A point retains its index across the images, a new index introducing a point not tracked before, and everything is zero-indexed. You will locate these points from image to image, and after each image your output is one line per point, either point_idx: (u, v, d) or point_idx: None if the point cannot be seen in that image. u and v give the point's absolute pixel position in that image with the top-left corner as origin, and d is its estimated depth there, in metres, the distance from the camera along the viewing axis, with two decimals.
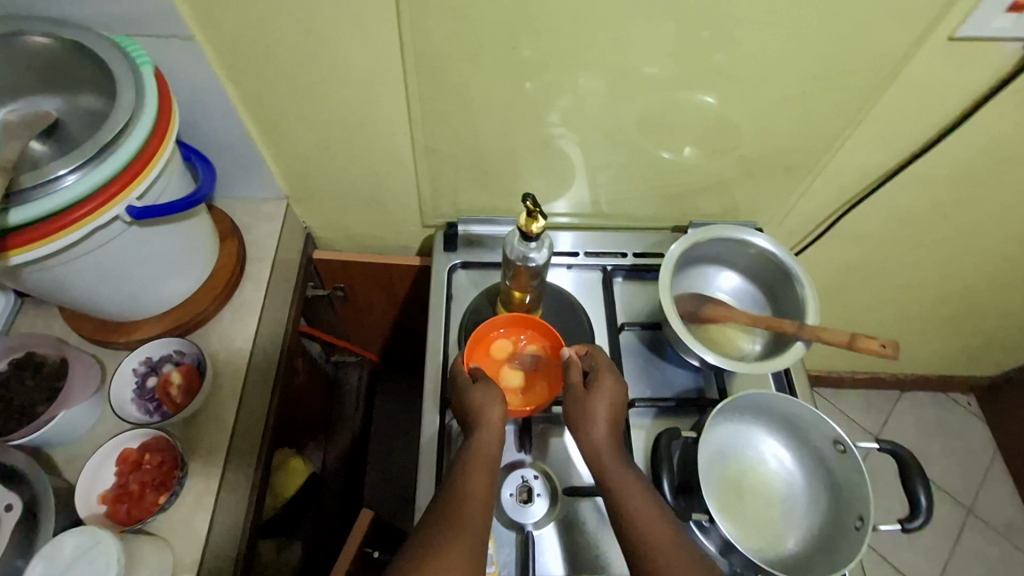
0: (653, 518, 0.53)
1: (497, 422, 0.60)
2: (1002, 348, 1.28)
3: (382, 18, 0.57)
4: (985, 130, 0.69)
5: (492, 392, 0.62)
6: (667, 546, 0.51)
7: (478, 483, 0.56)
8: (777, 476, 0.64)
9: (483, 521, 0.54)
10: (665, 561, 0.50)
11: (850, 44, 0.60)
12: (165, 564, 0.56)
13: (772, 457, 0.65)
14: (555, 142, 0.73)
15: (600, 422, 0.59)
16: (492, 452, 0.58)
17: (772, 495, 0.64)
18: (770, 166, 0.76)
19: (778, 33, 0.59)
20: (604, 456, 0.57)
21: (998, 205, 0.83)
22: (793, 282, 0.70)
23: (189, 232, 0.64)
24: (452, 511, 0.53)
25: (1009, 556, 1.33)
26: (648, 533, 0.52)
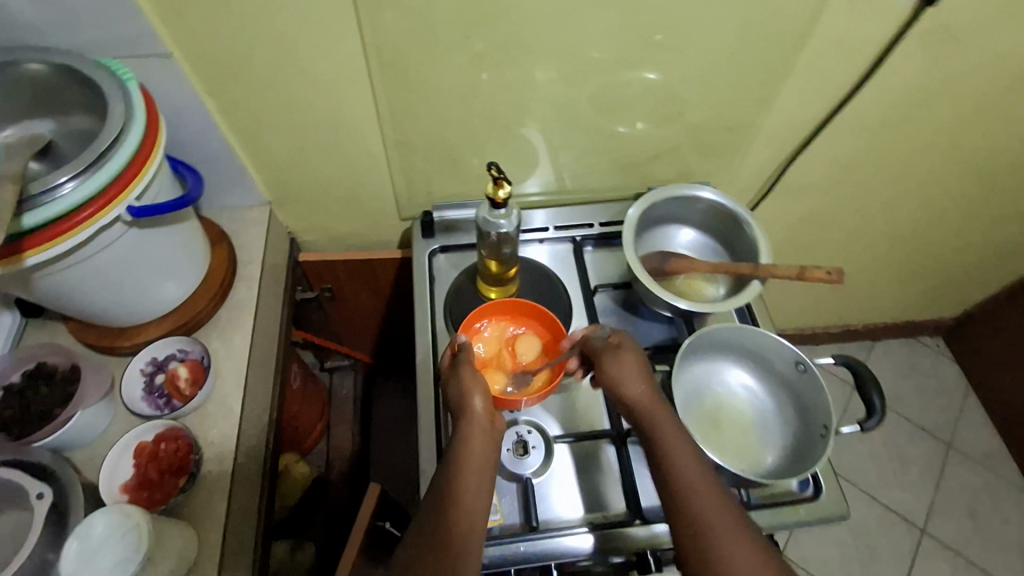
0: (679, 458, 0.57)
1: (484, 413, 0.62)
2: (961, 287, 1.36)
3: (343, 23, 0.63)
4: (899, 78, 0.77)
5: (473, 382, 0.63)
6: (695, 485, 0.55)
7: (470, 473, 0.58)
8: (745, 400, 0.70)
9: (483, 508, 0.57)
10: (693, 499, 0.54)
11: (772, 11, 0.66)
12: (190, 542, 0.60)
13: (739, 384, 0.71)
14: (517, 126, 0.79)
15: (625, 376, 0.62)
16: (481, 442, 0.60)
17: (749, 420, 0.69)
18: (716, 131, 0.83)
19: (705, 8, 0.66)
20: (637, 406, 0.61)
21: (927, 147, 0.91)
22: (742, 226, 0.76)
23: (183, 236, 0.68)
24: (447, 501, 0.56)
25: (990, 483, 1.40)
26: (677, 473, 0.56)
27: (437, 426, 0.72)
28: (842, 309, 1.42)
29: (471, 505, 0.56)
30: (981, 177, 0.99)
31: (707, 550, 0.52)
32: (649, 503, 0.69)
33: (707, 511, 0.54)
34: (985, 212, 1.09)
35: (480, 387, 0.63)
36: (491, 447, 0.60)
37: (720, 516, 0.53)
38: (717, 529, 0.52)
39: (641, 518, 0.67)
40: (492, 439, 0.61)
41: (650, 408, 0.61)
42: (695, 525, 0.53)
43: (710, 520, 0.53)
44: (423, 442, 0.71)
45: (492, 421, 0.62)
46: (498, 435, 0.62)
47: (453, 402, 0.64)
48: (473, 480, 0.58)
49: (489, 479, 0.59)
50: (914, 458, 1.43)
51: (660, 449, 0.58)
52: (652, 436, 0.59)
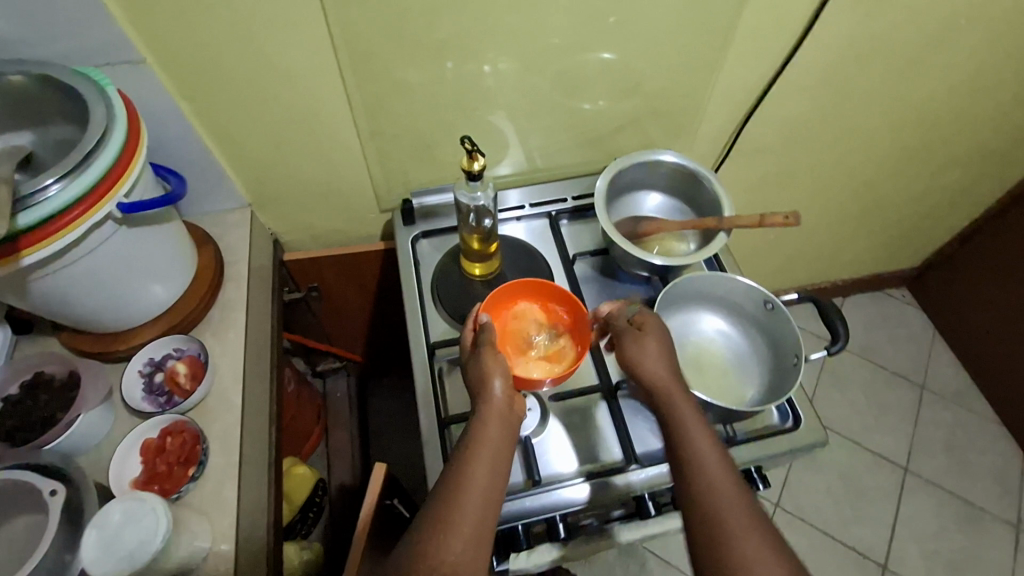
0: (702, 450, 0.57)
1: (501, 398, 0.62)
2: (918, 236, 1.44)
3: (310, 21, 0.65)
4: (835, 35, 0.82)
5: (493, 367, 0.64)
6: (716, 478, 0.55)
7: (482, 460, 0.57)
8: (722, 344, 0.75)
9: (493, 499, 0.56)
10: (713, 493, 0.54)
11: None
12: (204, 529, 0.62)
13: (715, 330, 0.76)
14: (486, 111, 0.83)
15: (649, 359, 0.64)
16: (496, 428, 0.60)
17: (728, 360, 0.74)
18: (674, 100, 0.88)
19: None
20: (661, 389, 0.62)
21: (870, 101, 0.97)
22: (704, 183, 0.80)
23: (170, 236, 0.70)
24: (458, 488, 0.56)
25: (963, 418, 1.48)
26: (698, 465, 0.56)
27: (435, 398, 0.75)
28: (811, 267, 1.49)
29: (480, 496, 0.55)
30: (922, 126, 1.06)
31: (723, 546, 0.51)
32: (643, 450, 0.73)
33: (727, 505, 0.53)
34: (930, 161, 1.16)
35: (501, 372, 0.64)
36: (508, 433, 0.60)
37: (739, 511, 0.53)
38: (736, 525, 0.52)
39: (636, 463, 0.71)
40: (507, 427, 0.60)
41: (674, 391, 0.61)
42: (713, 521, 0.53)
43: (729, 516, 0.53)
44: (422, 412, 0.73)
45: (508, 408, 0.62)
46: (514, 422, 0.62)
47: (473, 388, 0.64)
48: (483, 469, 0.57)
49: (501, 472, 0.58)
50: (891, 402, 1.50)
51: (682, 440, 0.58)
52: (674, 426, 0.59)
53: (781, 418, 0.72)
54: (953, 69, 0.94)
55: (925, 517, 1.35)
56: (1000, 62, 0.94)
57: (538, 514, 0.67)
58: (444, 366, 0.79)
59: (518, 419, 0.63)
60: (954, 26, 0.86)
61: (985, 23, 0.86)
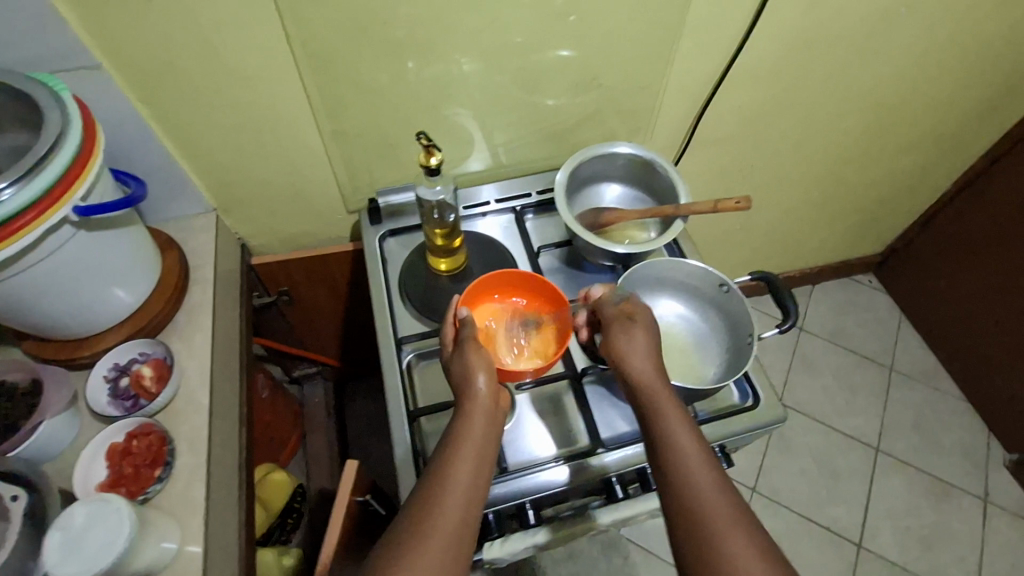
0: (687, 445, 0.56)
1: (483, 395, 0.61)
2: (880, 222, 1.49)
3: (265, 23, 0.66)
4: (780, 27, 0.86)
5: (476, 362, 0.63)
6: (700, 473, 0.54)
7: (462, 461, 0.57)
8: (680, 327, 0.77)
9: (473, 500, 0.56)
10: (697, 488, 0.53)
11: None
12: (172, 529, 0.62)
13: (673, 314, 0.78)
14: (448, 110, 0.84)
15: (635, 350, 0.63)
16: (478, 427, 0.59)
17: (687, 344, 0.76)
18: (631, 94, 0.90)
19: None
20: (648, 379, 0.61)
21: (820, 90, 1.00)
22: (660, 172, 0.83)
23: (131, 239, 0.70)
24: (436, 488, 0.56)
25: (930, 397, 1.53)
26: (682, 460, 0.55)
27: (403, 393, 0.76)
28: (779, 256, 1.53)
29: (460, 496, 0.55)
30: (874, 114, 1.10)
31: (705, 543, 0.51)
32: (609, 434, 0.75)
33: (711, 501, 0.52)
34: (885, 148, 1.21)
35: (484, 367, 0.62)
36: (490, 430, 0.60)
37: (722, 507, 0.52)
38: (718, 522, 0.51)
39: (602, 447, 0.72)
40: (490, 423, 0.60)
41: (660, 381, 0.61)
42: (696, 517, 0.52)
43: (712, 513, 0.52)
44: (391, 407, 0.74)
45: (490, 407, 0.61)
46: (496, 418, 0.61)
47: (455, 385, 0.63)
48: (464, 470, 0.57)
49: (481, 473, 0.58)
50: (861, 385, 1.54)
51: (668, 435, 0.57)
52: (660, 420, 0.58)
53: (741, 397, 0.75)
54: (898, 56, 0.98)
55: (896, 494, 1.40)
56: (942, 49, 0.98)
57: (507, 500, 0.69)
58: (412, 359, 0.80)
59: (501, 415, 0.63)
60: (896, 16, 0.90)
61: (925, 12, 0.90)
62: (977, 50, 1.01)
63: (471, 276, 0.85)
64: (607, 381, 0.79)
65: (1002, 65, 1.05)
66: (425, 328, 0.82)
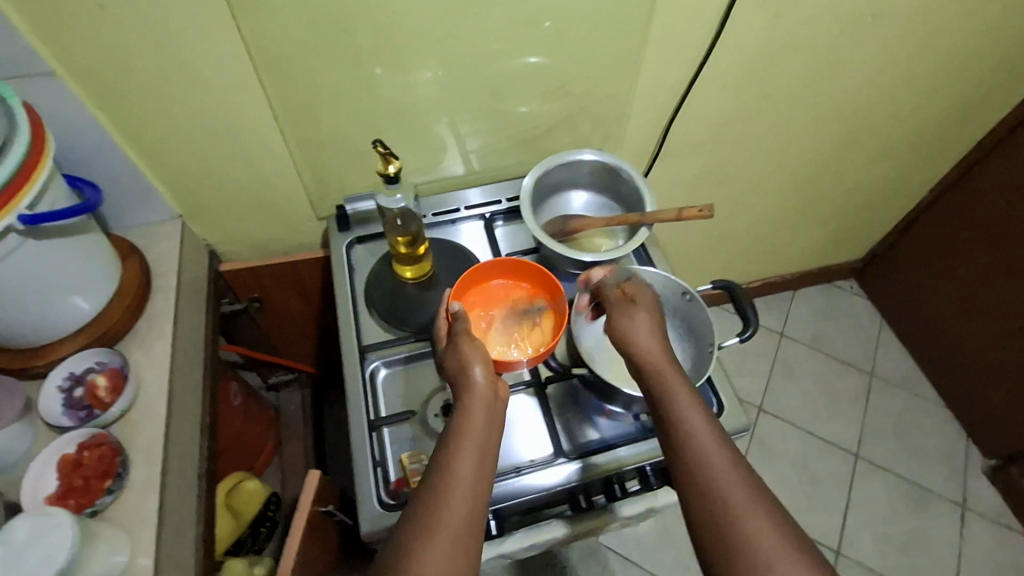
0: (697, 425, 0.57)
1: (483, 386, 0.62)
2: (859, 228, 1.49)
3: (223, 29, 0.66)
4: (745, 35, 0.86)
5: (472, 355, 0.64)
6: (712, 451, 0.55)
7: (467, 453, 0.57)
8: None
9: (480, 491, 0.56)
10: (709, 466, 0.54)
11: None
12: (122, 542, 0.61)
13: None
14: (416, 117, 0.83)
15: (635, 333, 0.65)
16: (481, 418, 0.60)
17: None
18: (601, 101, 0.90)
19: None
20: (652, 359, 0.63)
21: (790, 98, 1.01)
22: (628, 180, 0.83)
23: (88, 247, 0.70)
24: (442, 482, 0.55)
25: (910, 404, 1.53)
26: (694, 440, 0.56)
27: (365, 403, 0.75)
28: (759, 262, 1.53)
29: (469, 482, 0.56)
30: (847, 121, 1.10)
31: (724, 520, 0.52)
32: (572, 444, 0.74)
33: (724, 477, 0.54)
34: (860, 155, 1.21)
35: (480, 359, 0.64)
36: (493, 418, 0.61)
37: (736, 482, 0.53)
38: (734, 496, 0.52)
39: (564, 456, 0.73)
40: (492, 413, 0.61)
41: (663, 361, 0.63)
42: (711, 495, 0.53)
43: (726, 489, 0.53)
44: (353, 417, 0.74)
45: (491, 397, 0.62)
46: (499, 407, 0.62)
47: (453, 379, 0.64)
48: (470, 457, 0.57)
49: (487, 464, 0.58)
50: (841, 390, 1.55)
51: (676, 416, 0.58)
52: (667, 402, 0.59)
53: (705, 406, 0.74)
54: (869, 64, 0.98)
55: (876, 501, 1.40)
56: (913, 56, 0.99)
57: None
58: (377, 368, 0.79)
59: (501, 404, 0.64)
60: (865, 23, 0.90)
61: (894, 20, 0.91)
62: (947, 58, 1.01)
63: (437, 284, 0.84)
64: (572, 390, 0.78)
65: (973, 73, 1.06)
66: (390, 336, 0.81)
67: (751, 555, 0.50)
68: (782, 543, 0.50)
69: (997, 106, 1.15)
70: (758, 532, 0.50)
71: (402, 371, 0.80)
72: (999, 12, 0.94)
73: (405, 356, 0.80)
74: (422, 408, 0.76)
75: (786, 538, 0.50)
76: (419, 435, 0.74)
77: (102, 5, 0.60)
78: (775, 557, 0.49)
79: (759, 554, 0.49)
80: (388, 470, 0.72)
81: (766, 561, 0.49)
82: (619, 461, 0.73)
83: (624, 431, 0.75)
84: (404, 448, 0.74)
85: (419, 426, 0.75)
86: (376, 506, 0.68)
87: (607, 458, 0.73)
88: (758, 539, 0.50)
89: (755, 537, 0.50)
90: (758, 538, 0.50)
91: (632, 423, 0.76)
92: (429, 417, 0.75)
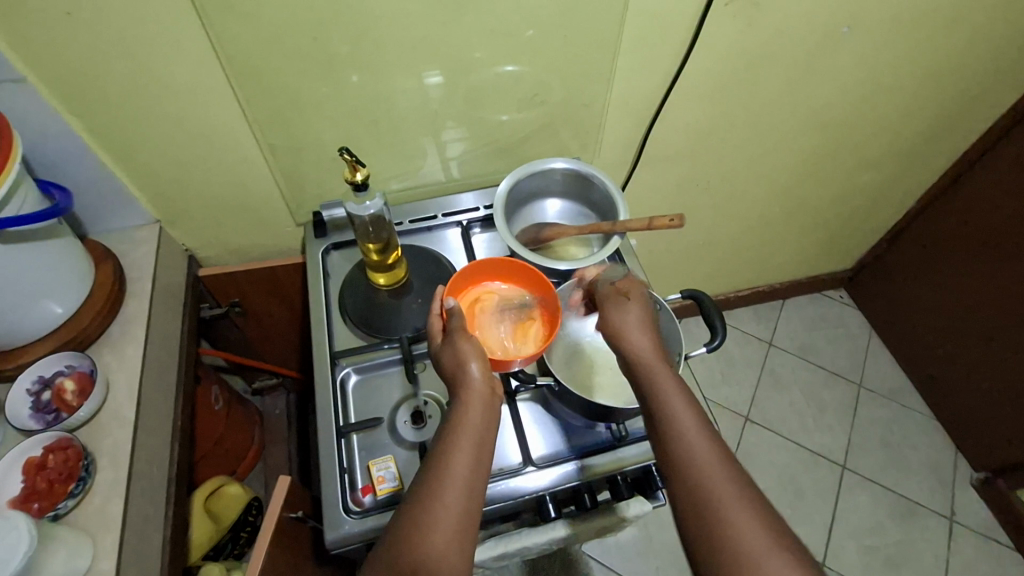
0: (692, 423, 0.57)
1: (480, 382, 0.62)
2: (846, 237, 1.49)
3: (193, 37, 0.67)
4: (718, 46, 0.87)
5: (468, 350, 0.64)
6: (704, 450, 0.56)
7: (461, 449, 0.58)
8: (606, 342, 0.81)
9: (476, 487, 0.57)
10: (703, 464, 0.55)
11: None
12: (83, 546, 0.62)
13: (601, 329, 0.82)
14: (392, 128, 0.84)
15: (630, 329, 0.65)
16: (476, 417, 0.60)
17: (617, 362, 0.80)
18: (579, 110, 0.90)
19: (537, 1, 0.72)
20: (647, 358, 0.63)
21: (767, 108, 1.01)
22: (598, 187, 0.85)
23: (60, 251, 0.70)
24: (437, 479, 0.56)
25: (898, 414, 1.53)
26: (689, 438, 0.56)
27: (334, 409, 0.75)
28: (745, 270, 1.54)
29: (462, 480, 0.56)
30: (829, 131, 1.11)
31: (716, 520, 0.51)
32: (541, 453, 0.74)
33: (718, 475, 0.54)
34: (843, 165, 1.21)
35: (476, 355, 0.63)
36: (489, 417, 0.61)
37: (730, 480, 0.53)
38: (727, 495, 0.52)
39: (532, 465, 0.72)
40: (488, 410, 0.61)
41: (658, 359, 0.62)
42: (705, 494, 0.53)
43: (720, 487, 0.53)
44: (321, 423, 0.74)
45: (488, 394, 0.62)
46: (495, 404, 0.62)
47: (449, 375, 0.64)
48: (465, 455, 0.58)
49: (483, 460, 0.59)
50: (828, 400, 1.55)
51: (672, 413, 0.58)
52: (663, 400, 0.59)
53: None
54: (847, 73, 0.98)
55: (862, 512, 1.39)
56: (892, 66, 0.99)
57: None
58: (348, 374, 0.80)
59: (498, 401, 0.64)
60: (841, 34, 0.90)
61: (871, 30, 0.91)
62: (927, 68, 1.01)
63: (410, 291, 0.85)
64: (542, 399, 0.78)
65: (954, 83, 1.06)
66: (363, 342, 0.82)
67: (742, 554, 0.49)
68: (774, 544, 0.50)
69: (981, 116, 1.15)
70: (751, 533, 0.50)
71: (373, 377, 0.81)
72: (978, 22, 0.94)
73: (375, 363, 0.80)
74: (392, 415, 0.76)
75: (778, 539, 0.50)
76: (388, 442, 0.75)
77: (70, 12, 0.61)
78: (766, 557, 0.49)
79: (750, 555, 0.49)
80: (354, 476, 0.72)
81: (756, 561, 0.49)
82: (587, 470, 0.72)
83: (593, 440, 0.75)
84: (372, 455, 0.74)
85: (388, 432, 0.75)
86: (340, 513, 0.68)
87: (576, 467, 0.73)
88: (751, 539, 0.50)
89: (748, 538, 0.50)
90: (750, 539, 0.50)
91: (602, 433, 0.76)
92: (397, 423, 0.76)
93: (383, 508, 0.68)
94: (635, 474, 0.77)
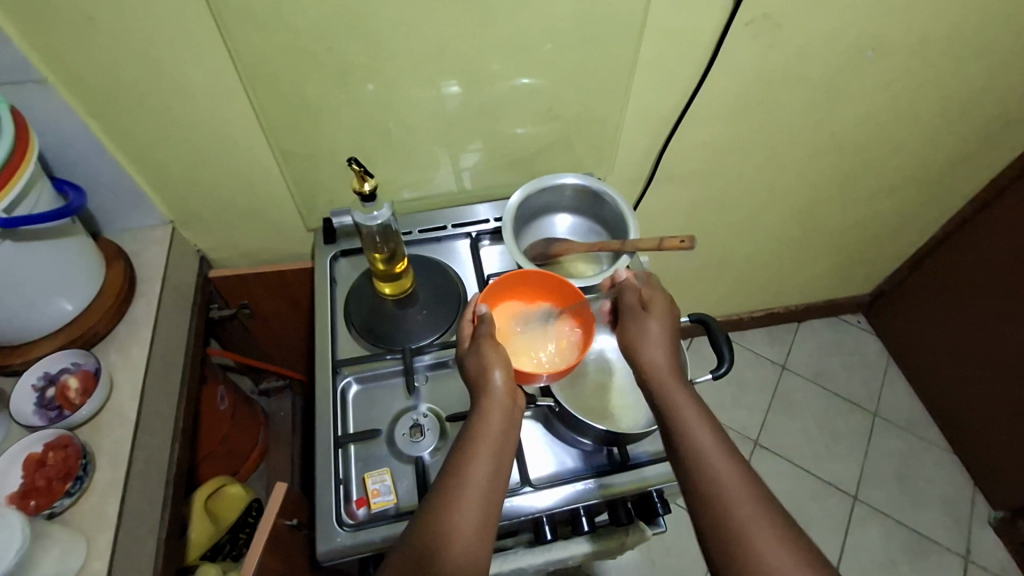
0: (714, 442, 0.56)
1: (501, 390, 0.61)
2: (866, 261, 1.45)
3: (210, 43, 0.67)
4: (733, 68, 0.85)
5: (493, 358, 0.63)
6: (727, 468, 0.54)
7: (479, 460, 0.57)
8: (616, 366, 0.80)
9: (494, 499, 0.56)
10: (725, 482, 0.54)
11: (611, 11, 0.72)
12: (77, 545, 0.62)
13: (613, 351, 0.81)
14: (404, 139, 0.84)
15: (649, 340, 0.64)
16: (497, 425, 0.59)
17: (619, 384, 0.78)
18: (592, 125, 0.88)
19: (551, 12, 0.71)
20: (665, 370, 0.62)
21: (785, 129, 0.99)
22: (610, 203, 0.85)
23: (72, 249, 0.71)
24: (455, 489, 0.55)
25: (913, 446, 1.48)
26: (710, 459, 0.55)
27: (333, 419, 0.75)
28: (761, 292, 1.51)
29: (480, 491, 0.56)
30: (850, 155, 1.08)
31: (741, 539, 0.51)
32: (540, 474, 0.73)
33: (742, 492, 0.53)
34: (864, 189, 1.18)
35: (502, 363, 0.62)
36: (509, 425, 0.60)
37: (754, 498, 0.53)
38: (750, 516, 0.52)
39: (530, 486, 0.71)
40: (508, 419, 0.60)
41: (678, 373, 0.61)
42: (730, 515, 0.52)
43: (745, 509, 0.52)
44: (319, 432, 0.73)
45: (509, 403, 0.61)
46: (515, 415, 0.61)
47: (472, 382, 0.63)
48: (484, 467, 0.57)
49: (501, 473, 0.58)
50: (841, 427, 1.51)
51: (689, 430, 0.57)
52: (679, 415, 0.58)
53: None
54: (870, 97, 0.96)
55: (873, 547, 1.35)
56: (918, 90, 0.97)
57: None
58: (348, 384, 0.79)
59: (518, 411, 0.63)
60: (865, 57, 0.88)
61: (895, 54, 0.89)
62: (952, 92, 0.99)
63: (416, 302, 0.84)
64: (544, 417, 0.77)
65: (983, 108, 1.03)
66: (366, 352, 0.82)
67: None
68: (798, 566, 0.49)
69: (1009, 144, 1.12)
70: (776, 555, 0.50)
71: (375, 387, 0.80)
72: (1010, 46, 0.91)
73: (378, 374, 0.80)
74: (392, 426, 0.76)
75: (802, 557, 0.49)
76: (386, 454, 0.74)
77: (91, 17, 0.62)
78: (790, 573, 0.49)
79: None
80: (350, 488, 0.72)
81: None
82: (588, 494, 0.70)
83: (594, 463, 0.74)
84: (367, 467, 0.73)
85: (385, 445, 0.74)
86: (334, 524, 0.68)
87: (574, 488, 0.71)
88: (775, 557, 0.49)
89: (775, 560, 0.49)
90: (775, 559, 0.49)
91: (603, 455, 0.74)
92: (396, 435, 0.74)
93: (378, 524, 0.67)
94: (636, 500, 0.75)
